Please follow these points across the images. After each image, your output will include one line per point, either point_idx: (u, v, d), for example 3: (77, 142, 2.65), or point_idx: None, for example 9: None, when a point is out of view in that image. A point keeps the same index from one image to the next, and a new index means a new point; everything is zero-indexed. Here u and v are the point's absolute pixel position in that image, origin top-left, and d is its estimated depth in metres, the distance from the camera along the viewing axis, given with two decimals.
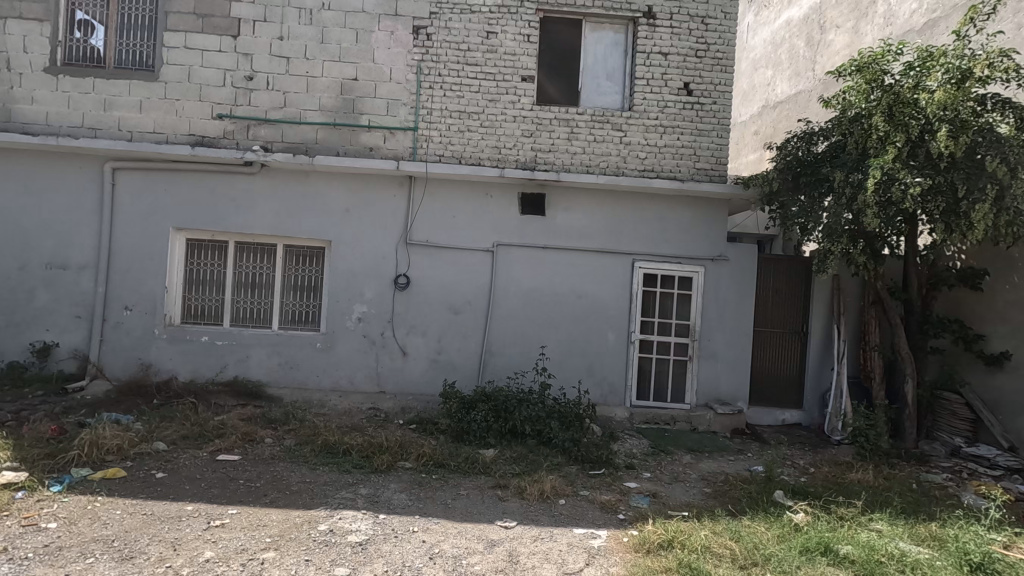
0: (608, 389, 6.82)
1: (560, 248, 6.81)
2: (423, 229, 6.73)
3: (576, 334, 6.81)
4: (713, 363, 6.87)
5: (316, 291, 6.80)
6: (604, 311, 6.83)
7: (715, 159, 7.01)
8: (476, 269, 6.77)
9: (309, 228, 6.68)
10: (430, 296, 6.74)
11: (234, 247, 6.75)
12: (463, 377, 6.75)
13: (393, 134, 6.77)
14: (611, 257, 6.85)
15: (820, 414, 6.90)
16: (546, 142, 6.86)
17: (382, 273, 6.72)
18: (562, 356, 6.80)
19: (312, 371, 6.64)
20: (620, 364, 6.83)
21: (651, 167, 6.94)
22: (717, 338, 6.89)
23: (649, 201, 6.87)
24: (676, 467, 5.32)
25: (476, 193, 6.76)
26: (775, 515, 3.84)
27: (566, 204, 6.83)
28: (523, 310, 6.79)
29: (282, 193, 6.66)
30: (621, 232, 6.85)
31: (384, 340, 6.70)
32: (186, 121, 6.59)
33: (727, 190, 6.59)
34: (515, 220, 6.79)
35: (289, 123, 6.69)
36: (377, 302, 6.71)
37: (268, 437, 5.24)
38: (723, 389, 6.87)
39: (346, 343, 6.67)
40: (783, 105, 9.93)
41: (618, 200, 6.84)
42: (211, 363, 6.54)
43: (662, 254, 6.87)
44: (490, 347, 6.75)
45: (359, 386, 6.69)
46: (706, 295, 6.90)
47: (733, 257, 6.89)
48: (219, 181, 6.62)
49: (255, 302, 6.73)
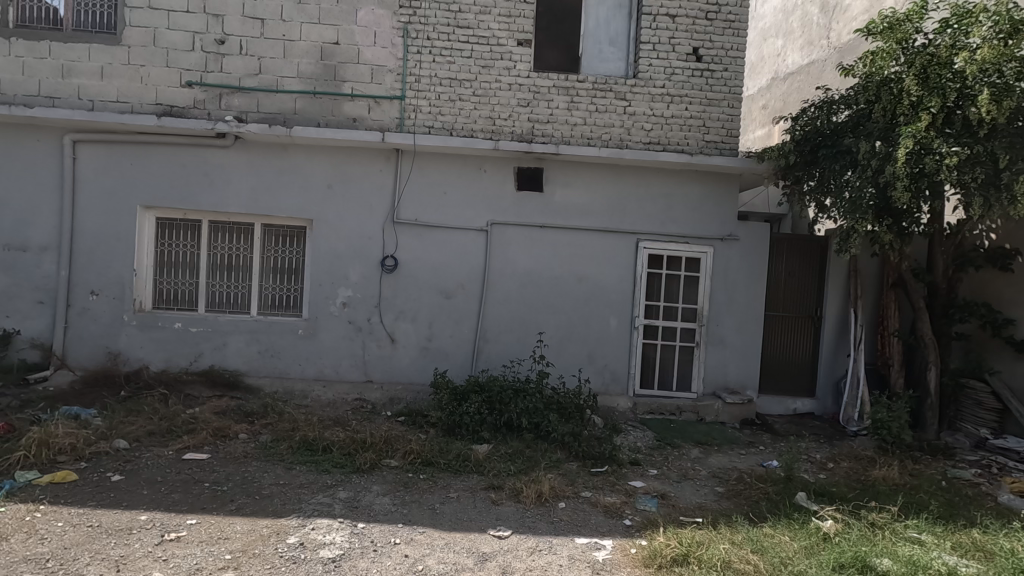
0: (609, 377, 6.40)
1: (559, 228, 6.35)
2: (412, 207, 6.25)
3: (576, 319, 6.38)
4: (721, 350, 6.47)
5: (298, 274, 6.34)
6: (606, 295, 6.40)
7: (726, 132, 6.52)
8: (469, 250, 6.31)
9: (288, 207, 6.19)
10: (420, 279, 6.28)
11: (208, 227, 6.27)
12: (456, 365, 6.32)
13: (379, 103, 6.25)
14: (614, 236, 6.39)
15: (834, 403, 6.52)
16: (543, 112, 6.35)
17: (368, 255, 6.25)
18: (562, 343, 6.38)
19: (294, 360, 6.20)
20: (623, 351, 6.41)
21: (656, 140, 6.45)
22: (726, 323, 6.48)
23: (654, 177, 6.39)
24: (685, 464, 4.93)
25: (469, 167, 6.27)
26: (799, 522, 3.44)
27: (565, 180, 6.34)
28: (519, 294, 6.35)
29: (259, 168, 6.16)
30: (625, 210, 6.38)
31: (371, 326, 6.26)
32: (152, 89, 6.06)
33: (740, 164, 6.12)
34: (511, 197, 6.32)
35: (265, 92, 6.16)
36: (363, 286, 6.25)
37: (242, 433, 4.82)
38: (732, 378, 6.48)
39: (330, 330, 6.23)
40: (795, 77, 9.42)
41: (621, 175, 6.36)
42: (185, 351, 6.10)
43: (668, 233, 6.42)
44: (485, 333, 6.32)
45: (345, 375, 6.26)
46: (715, 277, 6.47)
47: (743, 236, 6.46)
48: (190, 155, 6.10)
49: (233, 287, 6.27)
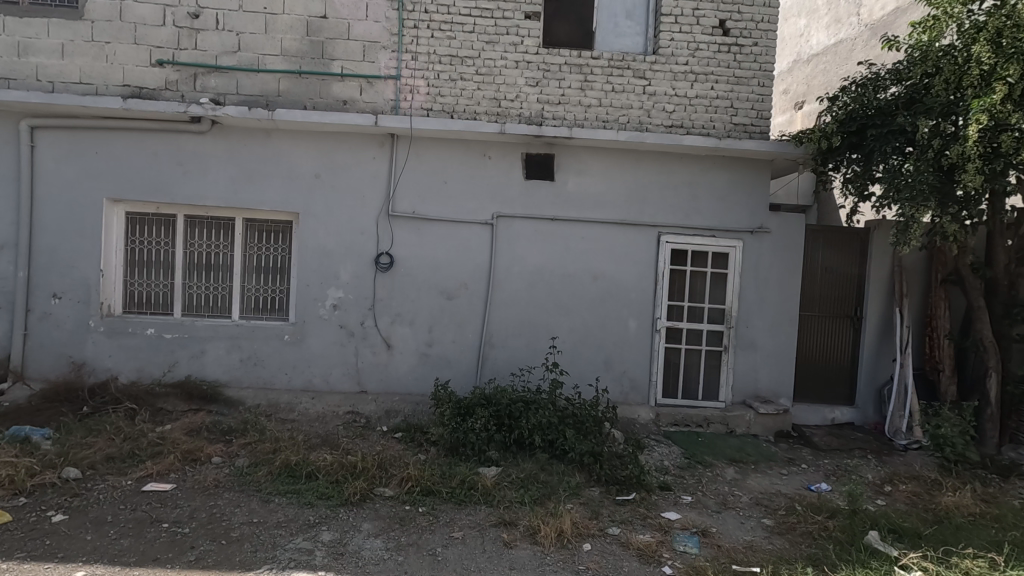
0: (629, 385, 5.79)
1: (572, 221, 5.74)
2: (409, 198, 5.64)
3: (591, 322, 5.77)
4: (752, 355, 5.88)
5: (283, 274, 5.73)
6: (624, 295, 5.79)
7: (756, 113, 5.89)
8: (472, 246, 5.70)
9: (272, 199, 5.58)
10: (418, 278, 5.68)
11: (184, 222, 5.65)
12: (459, 374, 5.71)
13: (371, 83, 5.63)
14: (633, 230, 5.78)
15: (877, 412, 5.91)
16: (554, 92, 5.72)
17: (361, 251, 5.64)
18: (576, 348, 5.77)
19: (280, 368, 5.60)
20: (644, 357, 5.81)
21: (679, 122, 5.81)
22: (757, 324, 5.89)
23: (677, 163, 5.78)
24: (722, 489, 4.32)
25: (472, 154, 5.66)
26: (882, 574, 2.89)
27: (579, 167, 5.73)
28: (528, 294, 5.74)
29: (239, 157, 5.54)
30: (645, 200, 5.77)
31: (364, 330, 5.66)
32: (119, 68, 5.44)
33: (773, 148, 5.50)
34: (519, 186, 5.70)
35: (245, 72, 5.53)
36: (355, 287, 5.64)
37: (215, 456, 4.22)
38: (763, 384, 5.89)
39: (319, 335, 5.63)
40: (820, 58, 8.79)
41: (640, 161, 5.74)
42: (158, 360, 5.50)
43: (692, 226, 5.81)
44: (491, 338, 5.71)
45: (336, 385, 5.65)
46: (744, 274, 5.87)
47: (775, 228, 5.86)
48: (162, 142, 5.47)
49: (212, 288, 5.67)
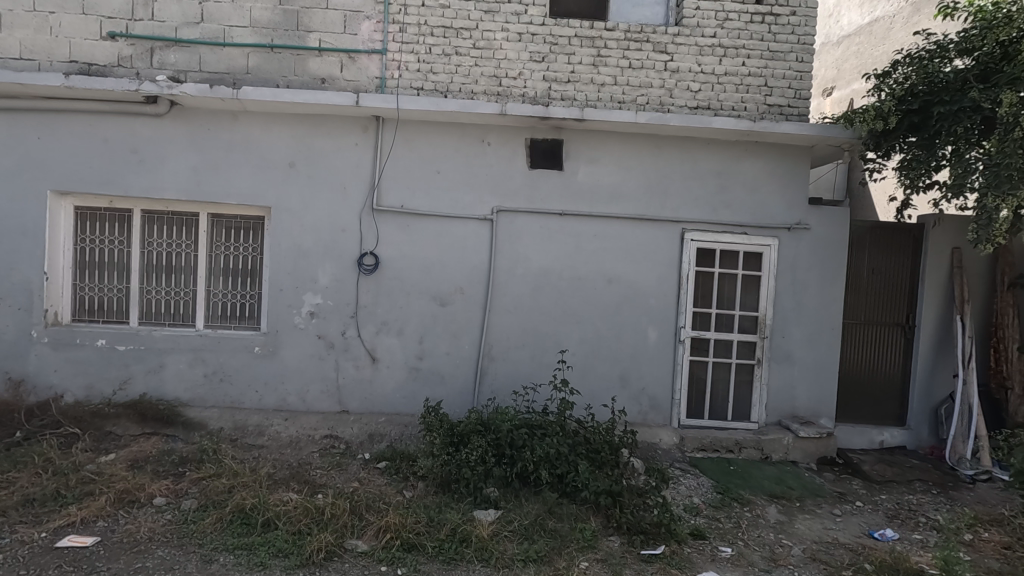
0: (647, 404, 5.08)
1: (583, 216, 5.02)
2: (396, 190, 4.94)
3: (605, 332, 5.05)
4: (788, 369, 5.16)
5: (254, 277, 5.04)
6: (643, 301, 5.08)
7: (795, 93, 5.13)
8: (470, 245, 4.98)
9: (240, 191, 4.88)
10: (407, 282, 4.97)
11: (141, 218, 4.97)
12: (453, 392, 5.00)
13: (353, 59, 4.92)
14: (653, 226, 5.06)
15: (932, 435, 5.17)
16: (563, 69, 5.00)
17: (342, 252, 4.93)
18: (588, 362, 5.05)
19: (249, 386, 4.91)
20: (665, 372, 5.10)
21: (705, 103, 5.07)
22: (794, 334, 5.16)
23: (703, 150, 5.06)
24: (767, 536, 3.61)
25: (469, 140, 4.95)
26: None
27: (591, 155, 5.01)
28: (533, 300, 5.02)
29: (201, 143, 4.84)
30: (667, 192, 5.06)
31: (346, 342, 4.95)
32: (64, 42, 4.74)
33: (816, 131, 4.77)
34: (522, 177, 4.99)
35: (210, 46, 4.83)
36: (336, 292, 4.94)
37: (159, 496, 3.55)
38: (801, 403, 5.16)
39: (294, 347, 4.94)
40: (853, 39, 8.02)
41: (661, 148, 5.03)
42: (110, 376, 4.81)
43: (721, 222, 5.08)
44: (490, 350, 5.00)
45: (314, 405, 4.96)
46: (780, 276, 5.14)
47: (816, 224, 5.14)
48: (114, 126, 4.78)
49: (174, 293, 4.99)
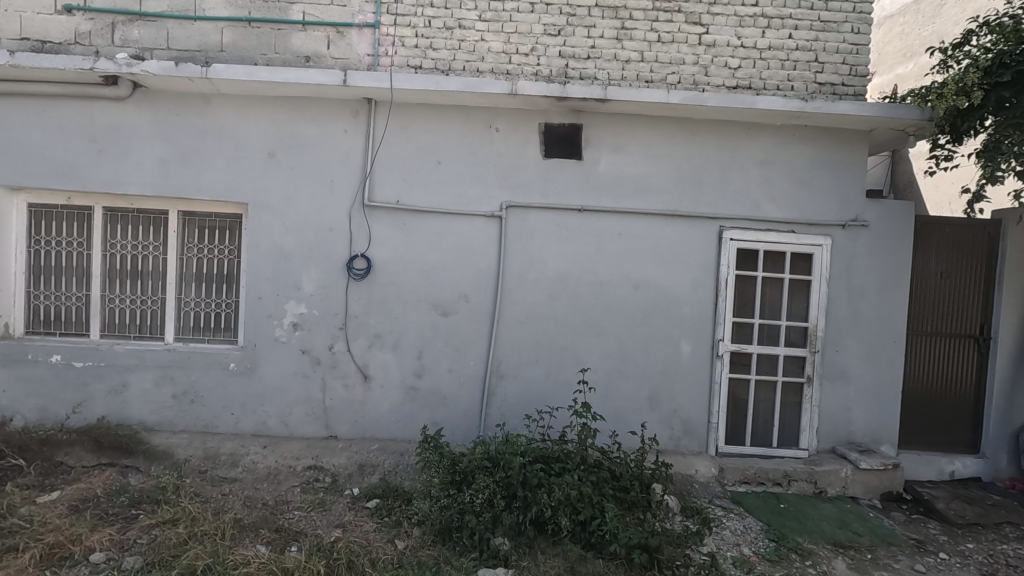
0: (679, 428, 4.43)
1: (605, 211, 4.36)
2: (390, 184, 4.31)
3: (631, 346, 4.39)
4: (842, 388, 4.47)
5: (231, 284, 4.43)
6: (675, 310, 4.41)
7: (850, 69, 4.44)
8: (475, 246, 4.34)
9: (212, 186, 4.27)
10: (404, 288, 4.33)
11: (103, 217, 4.37)
12: (457, 415, 4.35)
13: (342, 33, 4.31)
14: (685, 223, 4.40)
15: (1012, 465, 4.47)
16: (582, 43, 4.35)
17: (329, 254, 4.31)
18: (611, 380, 4.39)
19: (224, 407, 4.31)
20: (700, 391, 4.44)
21: (745, 81, 4.39)
22: (850, 348, 4.46)
23: (743, 137, 4.40)
24: None
25: (475, 125, 4.32)
26: None
27: (614, 143, 4.36)
28: (548, 308, 4.37)
29: (169, 132, 4.24)
30: (701, 185, 4.40)
31: (333, 358, 4.33)
32: (14, 17, 4.16)
33: (879, 112, 4.08)
34: (535, 168, 4.34)
35: (178, 19, 4.23)
36: (322, 300, 4.32)
37: (99, 550, 2.97)
38: (858, 428, 4.47)
39: (275, 363, 4.32)
40: (896, 19, 7.30)
41: (694, 134, 4.38)
42: (66, 397, 4.23)
43: (764, 218, 4.41)
44: (499, 367, 4.35)
45: (297, 430, 4.34)
46: (834, 280, 4.45)
47: (874, 220, 4.45)
48: (71, 111, 4.19)
49: (140, 302, 4.39)
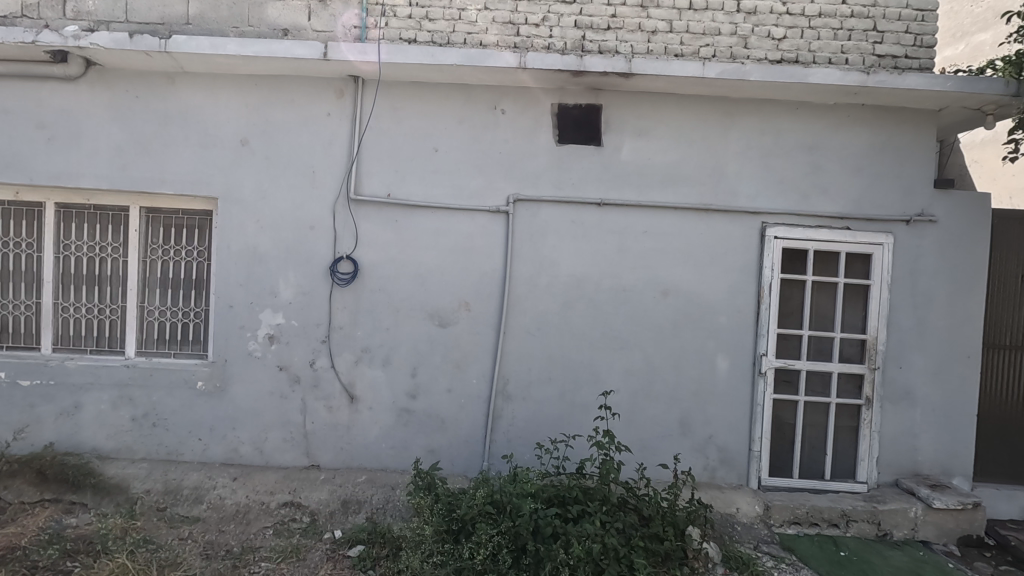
0: (716, 457, 3.81)
1: (628, 206, 3.76)
2: (380, 175, 3.74)
3: (658, 361, 3.79)
4: (907, 411, 3.82)
5: (199, 290, 3.87)
6: (710, 320, 3.79)
7: (914, 38, 3.79)
8: (478, 246, 3.76)
9: (177, 177, 3.73)
10: (395, 296, 3.76)
11: (55, 214, 3.83)
12: (457, 441, 3.77)
13: (324, 2, 3.74)
14: (721, 219, 3.79)
15: None
16: (600, 10, 3.75)
17: (310, 256, 3.75)
18: (636, 401, 3.79)
19: (191, 432, 3.76)
20: (739, 415, 3.81)
21: (792, 54, 3.76)
22: (916, 364, 3.82)
23: (788, 118, 3.78)
24: None
25: (478, 106, 3.74)
26: None
27: (638, 126, 3.77)
28: (562, 318, 3.77)
29: (128, 115, 3.70)
30: (740, 175, 3.79)
31: (315, 375, 3.76)
32: None
33: (954, 87, 3.45)
34: (547, 155, 3.75)
35: None
36: (302, 309, 3.75)
37: None
38: (925, 457, 3.82)
39: (249, 381, 3.76)
40: None
41: (732, 116, 3.77)
42: (11, 420, 3.71)
43: (814, 213, 3.79)
44: (506, 386, 3.77)
45: (274, 458, 3.77)
46: (897, 285, 3.81)
47: (944, 214, 3.80)
48: (17, 94, 3.67)
49: (97, 311, 3.85)
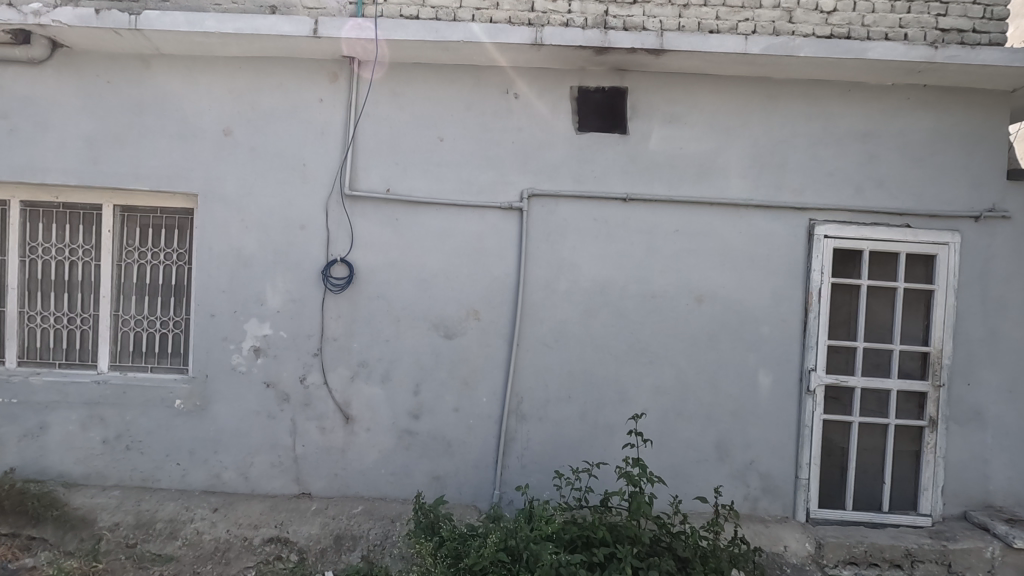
0: (758, 486, 3.36)
1: (658, 202, 3.33)
2: (378, 168, 3.34)
3: (692, 377, 3.35)
4: (977, 433, 3.35)
5: (180, 297, 3.49)
6: (751, 331, 3.35)
7: (984, 9, 3.32)
8: (488, 248, 3.34)
9: (154, 172, 3.34)
10: (395, 304, 3.35)
11: (20, 212, 3.46)
12: (465, 466, 3.35)
13: None
14: (764, 217, 3.34)
15: None
16: None
17: (300, 259, 3.35)
18: (666, 423, 3.35)
19: (168, 456, 3.37)
20: (784, 438, 3.36)
21: (843, 28, 3.31)
22: (987, 381, 3.35)
23: (840, 101, 3.33)
24: None
25: (488, 90, 3.33)
26: None
27: (668, 112, 3.34)
28: (583, 328, 3.34)
29: (98, 104, 3.32)
30: (784, 166, 3.34)
31: (306, 393, 3.36)
32: None
33: None
34: (566, 145, 3.34)
35: None
36: (291, 318, 3.36)
37: None
38: (998, 486, 3.35)
39: (233, 399, 3.37)
40: None
41: (775, 99, 3.33)
42: None
43: (869, 209, 3.33)
44: (520, 406, 3.35)
45: (260, 485, 3.37)
46: (965, 291, 3.35)
47: (1018, 210, 3.34)
48: None
49: (67, 320, 3.48)
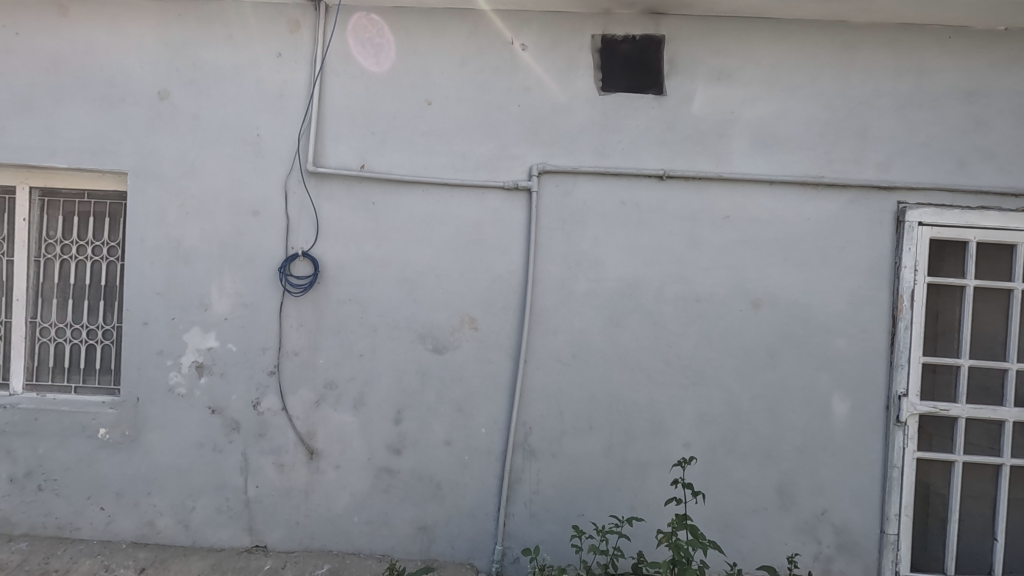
0: (833, 543, 2.63)
1: (703, 181, 2.63)
2: (350, 139, 2.67)
3: (745, 402, 2.63)
4: None
5: (109, 301, 2.83)
6: (821, 344, 2.62)
7: None
8: (487, 239, 2.65)
9: (73, 145, 2.69)
10: (371, 309, 2.67)
11: None
12: (458, 515, 2.66)
13: None
14: (838, 200, 2.62)
15: None
16: None
17: (253, 253, 2.68)
18: (714, 461, 2.64)
19: (90, 500, 2.71)
20: (865, 481, 2.63)
21: None
22: None
23: (937, 50, 2.60)
24: None
25: (488, 40, 2.65)
26: None
27: (716, 66, 2.64)
28: (608, 340, 2.63)
29: (7, 61, 2.69)
30: (865, 133, 2.62)
31: (259, 421, 2.69)
32: None
33: None
34: (586, 109, 2.64)
35: None
36: (242, 327, 2.69)
37: None
38: None
39: (169, 427, 2.70)
40: None
41: (853, 49, 2.61)
42: None
43: (976, 187, 2.59)
44: (527, 439, 2.65)
45: (203, 536, 2.70)
46: None
47: None
48: None
49: None
